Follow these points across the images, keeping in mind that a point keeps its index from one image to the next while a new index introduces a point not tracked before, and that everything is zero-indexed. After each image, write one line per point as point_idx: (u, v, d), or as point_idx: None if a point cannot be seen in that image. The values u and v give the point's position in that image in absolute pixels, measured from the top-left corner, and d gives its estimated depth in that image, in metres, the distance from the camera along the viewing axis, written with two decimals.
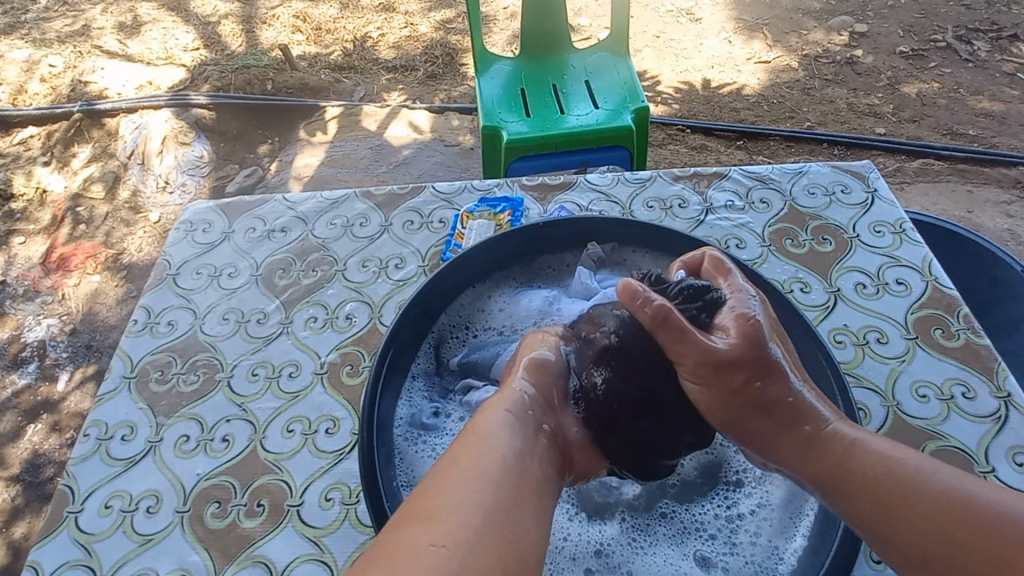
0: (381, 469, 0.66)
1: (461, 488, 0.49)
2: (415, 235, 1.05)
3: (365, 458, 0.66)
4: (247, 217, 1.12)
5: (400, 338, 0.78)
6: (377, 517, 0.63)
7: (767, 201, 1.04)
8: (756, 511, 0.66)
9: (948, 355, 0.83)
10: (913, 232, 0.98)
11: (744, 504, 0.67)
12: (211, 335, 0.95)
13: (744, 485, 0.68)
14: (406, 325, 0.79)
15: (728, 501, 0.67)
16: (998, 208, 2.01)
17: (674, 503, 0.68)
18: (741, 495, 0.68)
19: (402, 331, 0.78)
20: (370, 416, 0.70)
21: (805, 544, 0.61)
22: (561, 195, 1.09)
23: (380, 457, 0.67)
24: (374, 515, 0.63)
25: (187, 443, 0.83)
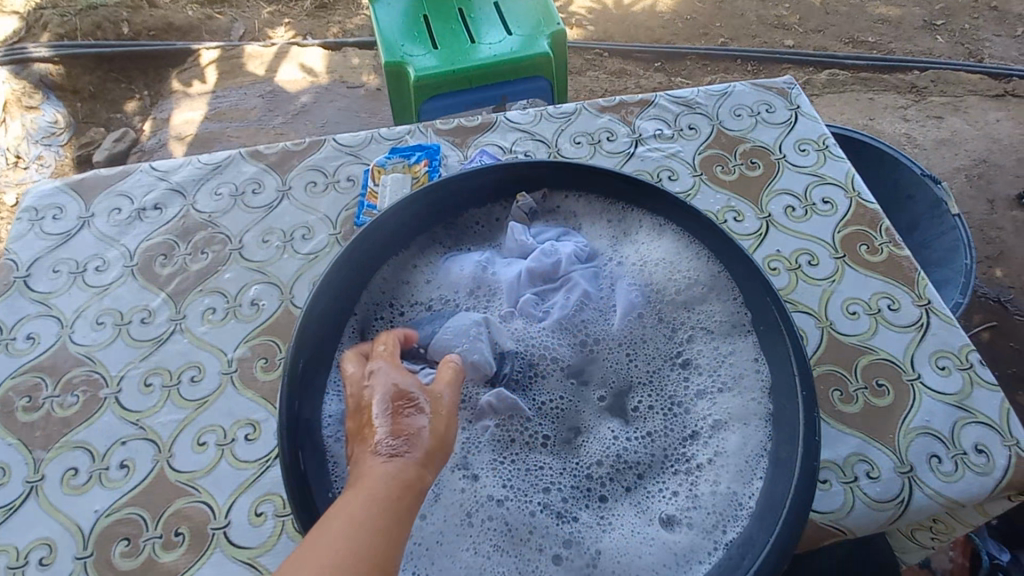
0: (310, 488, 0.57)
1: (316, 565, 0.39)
2: (320, 199, 0.92)
3: (289, 479, 0.57)
4: (109, 196, 0.93)
5: (311, 329, 0.66)
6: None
7: (695, 127, 1.00)
8: (716, 458, 0.62)
9: (874, 272, 0.85)
10: (835, 148, 0.97)
11: (701, 453, 0.63)
12: (86, 345, 0.80)
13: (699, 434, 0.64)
14: (317, 310, 0.67)
15: (685, 452, 0.64)
16: (897, 114, 2.11)
17: (630, 462, 0.64)
18: (699, 444, 0.64)
19: (312, 321, 0.66)
20: (287, 429, 0.59)
21: (766, 484, 0.58)
22: (480, 137, 0.98)
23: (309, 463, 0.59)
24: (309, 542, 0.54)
25: (77, 476, 0.71)
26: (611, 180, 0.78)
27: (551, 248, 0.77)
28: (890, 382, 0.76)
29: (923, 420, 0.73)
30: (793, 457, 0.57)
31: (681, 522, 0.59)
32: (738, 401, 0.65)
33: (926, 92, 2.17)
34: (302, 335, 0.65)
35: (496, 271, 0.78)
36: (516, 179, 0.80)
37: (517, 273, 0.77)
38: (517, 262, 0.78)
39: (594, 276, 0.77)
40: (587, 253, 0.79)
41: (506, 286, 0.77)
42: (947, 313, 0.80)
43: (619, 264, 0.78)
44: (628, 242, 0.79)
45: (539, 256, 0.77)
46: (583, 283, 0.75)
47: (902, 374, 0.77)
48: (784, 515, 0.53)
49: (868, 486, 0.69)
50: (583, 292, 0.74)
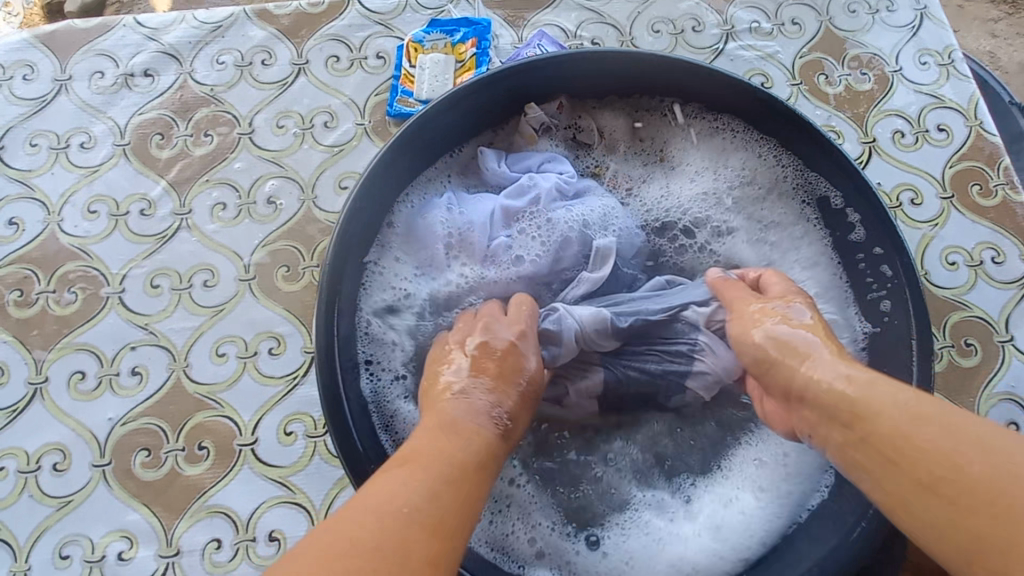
0: (358, 438, 0.51)
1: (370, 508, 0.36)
2: (345, 77, 0.76)
3: (336, 429, 0.51)
4: (88, 55, 0.77)
5: (344, 257, 0.56)
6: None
7: (798, 22, 0.82)
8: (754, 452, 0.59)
9: (982, 217, 0.74)
10: (961, 63, 0.81)
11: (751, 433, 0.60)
12: (79, 236, 0.69)
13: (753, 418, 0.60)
14: (353, 232, 0.56)
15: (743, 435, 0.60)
16: (984, 28, 1.85)
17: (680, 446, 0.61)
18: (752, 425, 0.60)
19: (346, 246, 0.56)
20: (329, 375, 0.52)
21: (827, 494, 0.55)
22: (540, 14, 0.80)
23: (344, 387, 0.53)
24: (362, 496, 0.50)
25: (84, 382, 0.64)
26: (710, 91, 0.64)
27: (528, 185, 0.63)
28: (980, 342, 0.69)
29: (1008, 385, 0.67)
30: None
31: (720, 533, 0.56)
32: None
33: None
34: (335, 265, 0.54)
35: (462, 211, 0.63)
36: (576, 82, 0.65)
37: (489, 212, 0.62)
38: (487, 197, 0.64)
39: (642, 208, 0.67)
40: (573, 187, 0.64)
41: (478, 228, 0.62)
42: None
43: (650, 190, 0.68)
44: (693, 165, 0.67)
45: (514, 191, 0.63)
46: (566, 225, 0.62)
47: (994, 335, 0.69)
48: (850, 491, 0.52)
49: None
50: (584, 214, 0.62)
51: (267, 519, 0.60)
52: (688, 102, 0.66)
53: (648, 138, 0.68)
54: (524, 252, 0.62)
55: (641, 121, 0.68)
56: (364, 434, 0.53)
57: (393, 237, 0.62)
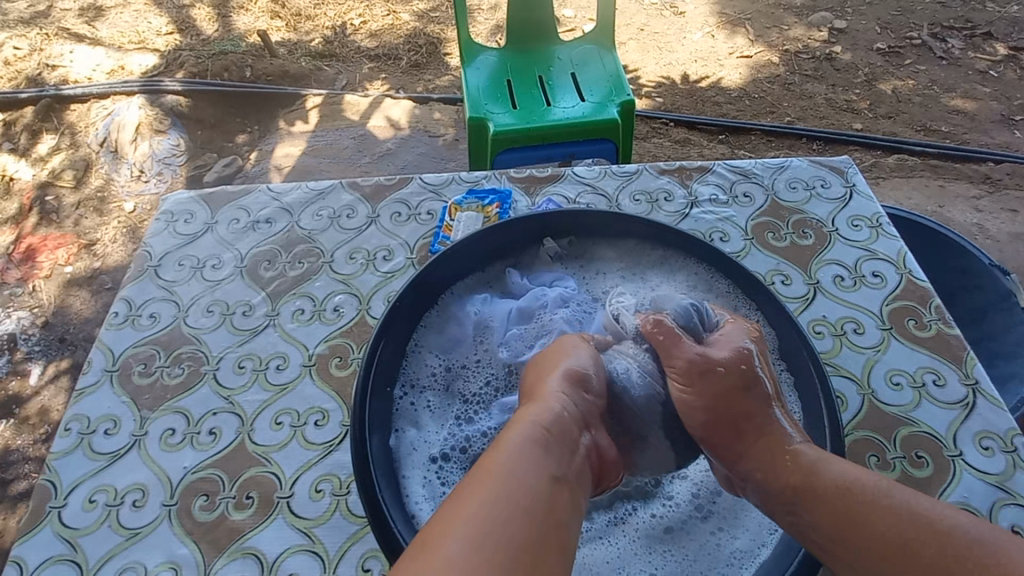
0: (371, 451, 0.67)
1: (467, 520, 0.47)
2: (403, 226, 1.05)
3: (356, 441, 0.67)
4: (231, 208, 1.10)
5: (392, 325, 0.77)
6: (366, 494, 0.64)
7: (749, 195, 1.07)
8: (721, 508, 0.69)
9: (919, 346, 0.87)
10: (888, 226, 1.01)
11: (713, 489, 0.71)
12: (196, 327, 0.94)
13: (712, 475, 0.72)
14: (402, 310, 0.78)
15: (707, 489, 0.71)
16: (968, 203, 2.08)
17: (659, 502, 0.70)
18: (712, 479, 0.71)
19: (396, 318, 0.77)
20: (361, 404, 0.70)
21: (774, 551, 0.63)
22: (548, 187, 1.09)
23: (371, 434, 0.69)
24: (363, 491, 0.64)
25: (173, 436, 0.82)
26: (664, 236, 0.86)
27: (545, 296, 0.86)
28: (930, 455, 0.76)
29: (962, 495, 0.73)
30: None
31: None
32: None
33: (1002, 184, 2.13)
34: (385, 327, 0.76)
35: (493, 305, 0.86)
36: (571, 230, 0.90)
37: (508, 310, 0.85)
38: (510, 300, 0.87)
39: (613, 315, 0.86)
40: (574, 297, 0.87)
41: (498, 321, 0.84)
42: (994, 395, 0.80)
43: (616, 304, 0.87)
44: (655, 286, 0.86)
45: (529, 297, 0.85)
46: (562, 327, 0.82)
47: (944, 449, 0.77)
48: None
49: None
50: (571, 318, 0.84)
51: (288, 563, 0.71)
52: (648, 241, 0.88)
53: (622, 266, 0.89)
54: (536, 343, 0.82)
55: (617, 256, 0.90)
56: (375, 450, 0.68)
57: (428, 325, 0.83)
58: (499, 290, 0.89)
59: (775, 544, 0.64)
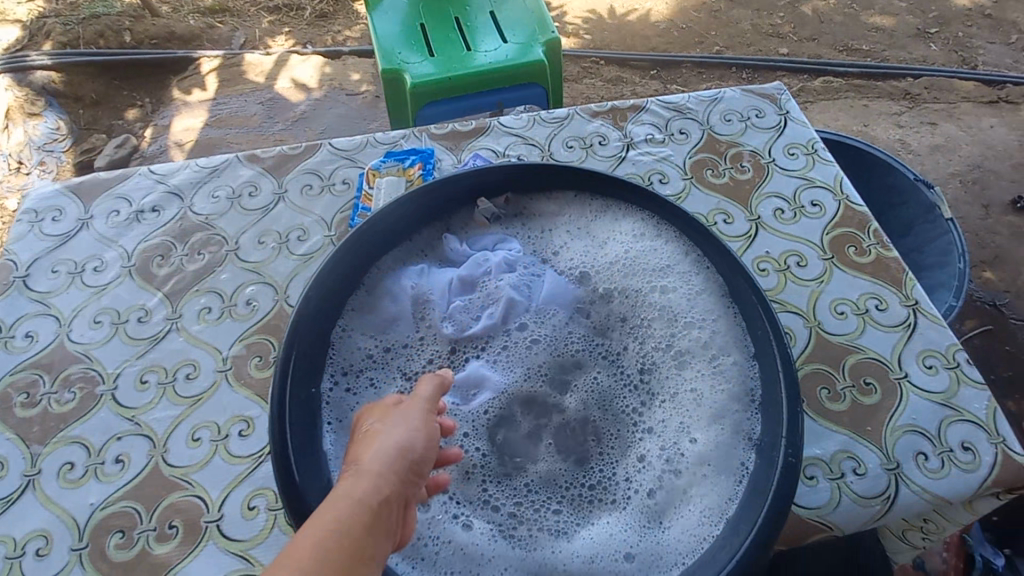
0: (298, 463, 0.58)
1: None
2: (316, 200, 0.93)
3: (278, 453, 0.58)
4: (109, 198, 0.95)
5: (310, 315, 0.67)
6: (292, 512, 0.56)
7: (685, 131, 1.01)
8: (688, 460, 0.63)
9: (861, 272, 0.86)
10: (824, 152, 0.99)
11: (676, 441, 0.64)
12: (83, 342, 0.81)
13: (671, 427, 0.65)
14: (319, 295, 0.69)
15: (668, 443, 0.64)
16: (890, 120, 2.12)
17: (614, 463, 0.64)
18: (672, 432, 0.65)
19: (315, 304, 0.68)
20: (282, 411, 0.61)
21: (739, 504, 0.57)
22: (474, 141, 1.00)
23: (296, 441, 0.60)
24: (289, 509, 0.56)
25: (72, 471, 0.72)
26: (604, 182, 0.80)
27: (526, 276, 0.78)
28: (877, 380, 0.77)
29: (909, 417, 0.75)
30: (774, 458, 0.57)
31: (637, 554, 0.57)
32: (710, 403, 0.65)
33: (920, 99, 2.19)
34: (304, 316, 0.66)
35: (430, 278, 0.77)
36: (504, 185, 0.81)
37: (448, 280, 0.77)
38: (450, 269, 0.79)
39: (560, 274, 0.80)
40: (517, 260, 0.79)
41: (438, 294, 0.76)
42: (933, 314, 0.81)
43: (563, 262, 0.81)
44: (602, 240, 0.81)
45: (470, 265, 0.78)
46: (508, 292, 0.75)
47: (890, 373, 0.78)
48: (777, 463, 0.56)
49: (855, 482, 0.70)
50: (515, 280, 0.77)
51: None
52: (586, 189, 0.81)
53: (565, 223, 0.83)
54: (481, 316, 0.75)
55: (558, 210, 0.83)
56: (302, 460, 0.59)
57: (355, 311, 0.74)
58: (433, 261, 0.81)
59: (743, 495, 0.58)
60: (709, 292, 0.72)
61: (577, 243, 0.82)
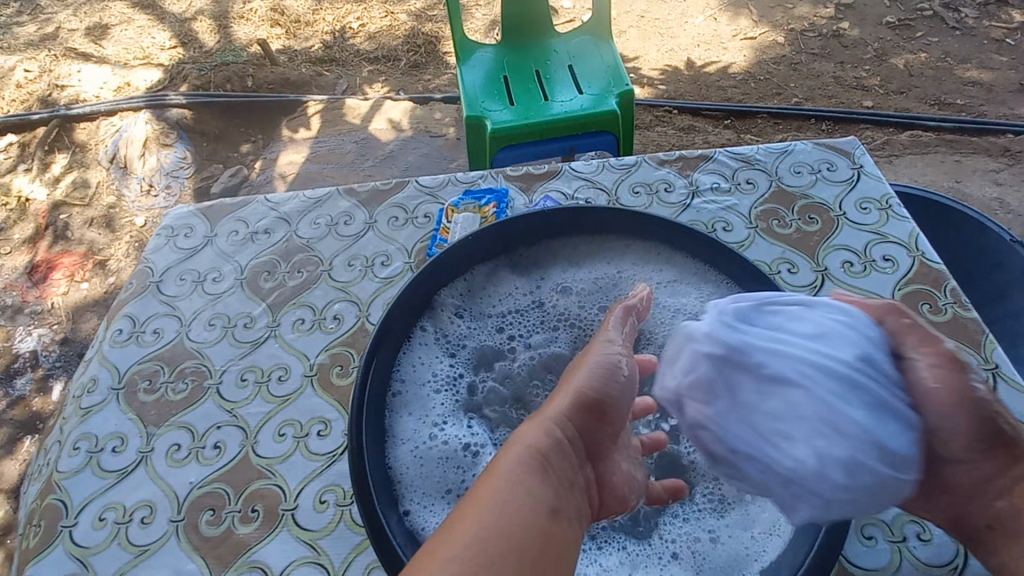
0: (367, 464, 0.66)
1: (498, 496, 0.49)
2: (400, 231, 1.04)
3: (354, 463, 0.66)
4: (230, 220, 1.10)
5: (383, 345, 0.75)
6: (365, 510, 0.63)
7: (753, 181, 1.04)
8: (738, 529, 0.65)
9: (936, 331, 0.83)
10: (899, 208, 0.97)
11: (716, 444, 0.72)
12: (198, 341, 0.94)
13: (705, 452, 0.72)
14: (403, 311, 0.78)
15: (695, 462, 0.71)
16: (987, 178, 2.00)
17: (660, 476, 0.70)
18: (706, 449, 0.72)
19: (387, 338, 0.76)
20: (357, 432, 0.68)
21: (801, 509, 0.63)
22: (545, 183, 1.07)
23: (370, 461, 0.66)
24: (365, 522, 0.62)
25: (178, 451, 0.83)
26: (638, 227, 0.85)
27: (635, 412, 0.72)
28: None
29: None
30: (816, 520, 0.60)
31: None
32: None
33: None
34: (377, 348, 0.74)
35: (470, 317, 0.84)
36: (545, 228, 0.87)
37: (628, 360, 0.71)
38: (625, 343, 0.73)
39: (579, 302, 0.86)
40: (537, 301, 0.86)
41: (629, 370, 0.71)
42: (1014, 381, 0.77)
43: (595, 289, 0.86)
44: (616, 274, 0.87)
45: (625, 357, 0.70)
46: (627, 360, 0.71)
47: None
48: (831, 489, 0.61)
49: (919, 548, 0.65)
50: (560, 314, 0.85)
51: None
52: (617, 233, 0.87)
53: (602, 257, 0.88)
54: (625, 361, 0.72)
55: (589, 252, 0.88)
56: (375, 477, 0.66)
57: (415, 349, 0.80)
58: (479, 301, 0.85)
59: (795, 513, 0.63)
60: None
61: (591, 276, 0.87)
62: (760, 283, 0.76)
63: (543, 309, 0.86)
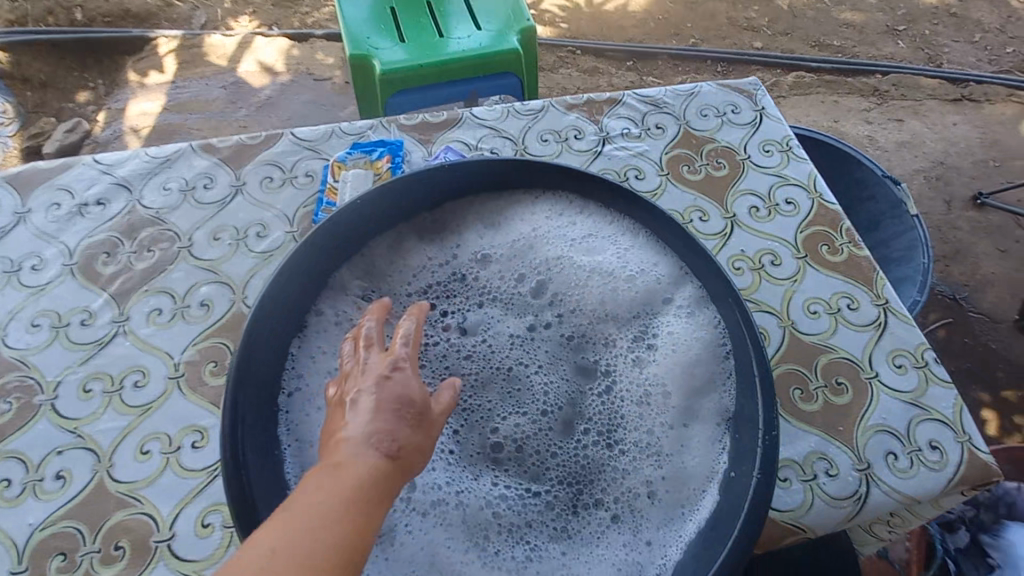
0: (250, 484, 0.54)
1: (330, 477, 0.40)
2: (276, 194, 0.88)
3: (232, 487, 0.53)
4: (49, 190, 0.87)
5: (257, 345, 0.61)
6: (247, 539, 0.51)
7: (661, 126, 0.99)
8: (658, 489, 0.62)
9: (834, 272, 0.86)
10: (799, 149, 0.98)
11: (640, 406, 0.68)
12: (19, 348, 0.75)
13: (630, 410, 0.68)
14: (288, 292, 0.64)
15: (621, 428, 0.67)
16: (860, 117, 2.16)
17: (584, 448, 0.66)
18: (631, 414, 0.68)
19: (262, 334, 0.61)
20: (237, 458, 0.55)
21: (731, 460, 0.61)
22: (444, 133, 0.96)
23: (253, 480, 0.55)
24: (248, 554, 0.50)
25: (7, 489, 0.66)
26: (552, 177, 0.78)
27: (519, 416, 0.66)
28: (848, 380, 0.77)
29: (880, 417, 0.74)
30: (745, 474, 0.58)
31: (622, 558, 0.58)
32: (669, 397, 0.68)
33: (888, 96, 2.23)
34: (248, 352, 0.60)
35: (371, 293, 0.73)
36: (448, 180, 0.75)
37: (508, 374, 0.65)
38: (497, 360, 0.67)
39: (497, 266, 0.78)
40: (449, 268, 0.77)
41: None
42: (901, 314, 0.82)
43: (511, 248, 0.78)
44: (529, 233, 0.79)
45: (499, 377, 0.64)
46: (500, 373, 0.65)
47: (860, 373, 0.78)
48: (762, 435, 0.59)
49: (827, 484, 0.69)
50: (474, 280, 0.77)
51: None
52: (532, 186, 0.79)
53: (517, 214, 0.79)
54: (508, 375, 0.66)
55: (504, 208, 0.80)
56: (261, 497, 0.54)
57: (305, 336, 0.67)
58: (378, 275, 0.74)
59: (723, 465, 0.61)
60: (660, 268, 0.76)
61: (506, 238, 0.79)
62: (677, 233, 0.72)
63: (459, 280, 0.77)
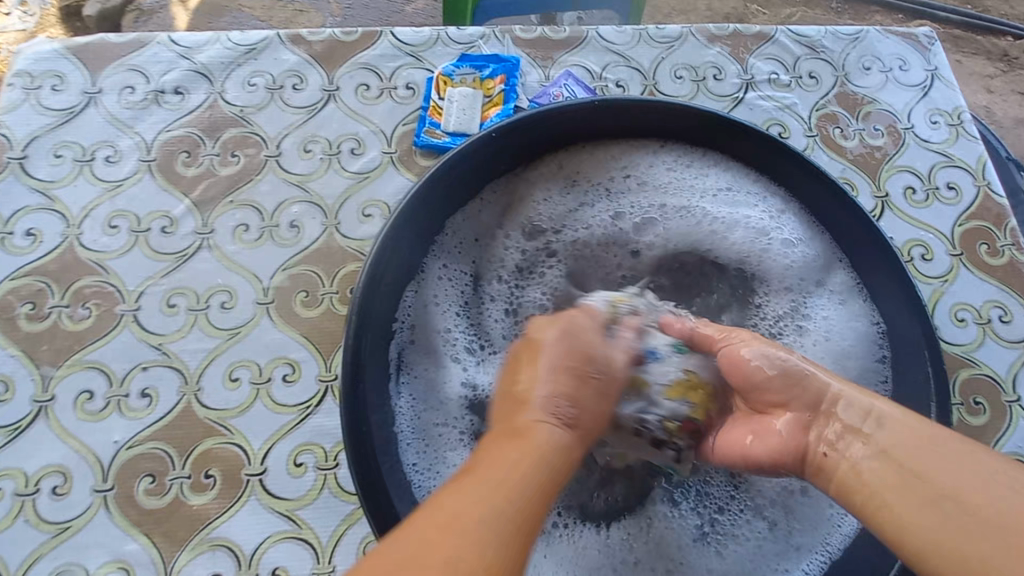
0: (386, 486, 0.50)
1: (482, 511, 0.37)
2: (373, 106, 0.77)
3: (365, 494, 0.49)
4: (119, 69, 0.77)
5: (368, 333, 0.53)
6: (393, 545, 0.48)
7: (816, 76, 0.85)
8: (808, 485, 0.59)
9: (990, 276, 0.76)
10: (970, 125, 0.84)
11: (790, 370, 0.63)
12: (96, 251, 0.69)
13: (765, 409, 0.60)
14: (389, 265, 0.55)
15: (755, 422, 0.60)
16: (982, 83, 1.91)
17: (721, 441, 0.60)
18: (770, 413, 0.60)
19: (371, 316, 0.53)
20: (366, 468, 0.49)
21: None
22: (565, 54, 0.82)
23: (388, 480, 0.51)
24: None
25: (91, 402, 0.63)
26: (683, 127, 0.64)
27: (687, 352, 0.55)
28: (988, 401, 0.70)
29: (1016, 445, 0.68)
30: None
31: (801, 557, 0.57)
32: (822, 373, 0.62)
33: (1018, 63, 1.96)
34: (359, 354, 0.51)
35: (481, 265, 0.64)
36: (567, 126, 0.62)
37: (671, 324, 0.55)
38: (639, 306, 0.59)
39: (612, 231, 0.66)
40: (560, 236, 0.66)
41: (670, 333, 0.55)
42: None
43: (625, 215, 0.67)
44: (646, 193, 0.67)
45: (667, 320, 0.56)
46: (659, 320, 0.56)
47: (1003, 395, 0.70)
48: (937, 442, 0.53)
49: None
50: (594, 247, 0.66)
51: (270, 556, 0.58)
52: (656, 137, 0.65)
53: (637, 170, 0.67)
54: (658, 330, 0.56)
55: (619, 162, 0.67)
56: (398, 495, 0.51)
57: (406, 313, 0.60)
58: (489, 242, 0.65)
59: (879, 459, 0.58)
60: (811, 241, 0.65)
61: (620, 198, 0.67)
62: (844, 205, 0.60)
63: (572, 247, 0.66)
